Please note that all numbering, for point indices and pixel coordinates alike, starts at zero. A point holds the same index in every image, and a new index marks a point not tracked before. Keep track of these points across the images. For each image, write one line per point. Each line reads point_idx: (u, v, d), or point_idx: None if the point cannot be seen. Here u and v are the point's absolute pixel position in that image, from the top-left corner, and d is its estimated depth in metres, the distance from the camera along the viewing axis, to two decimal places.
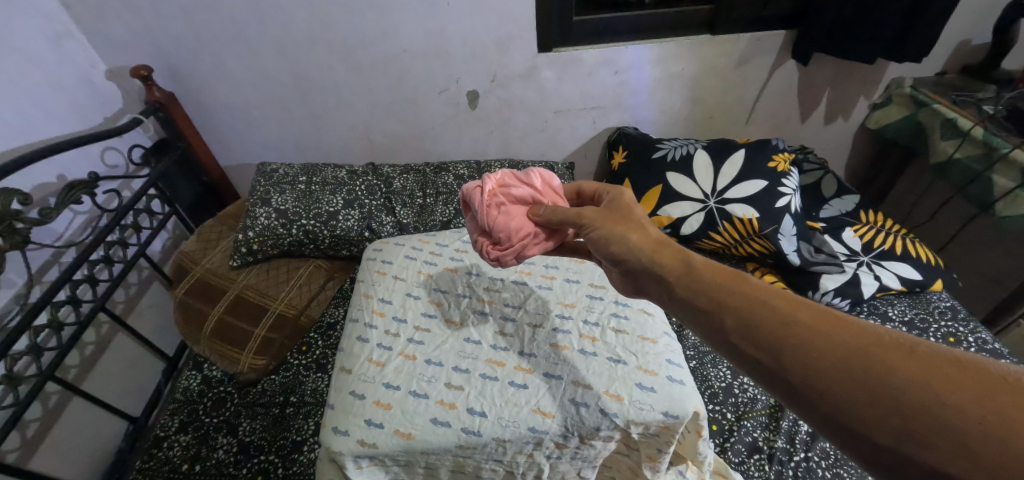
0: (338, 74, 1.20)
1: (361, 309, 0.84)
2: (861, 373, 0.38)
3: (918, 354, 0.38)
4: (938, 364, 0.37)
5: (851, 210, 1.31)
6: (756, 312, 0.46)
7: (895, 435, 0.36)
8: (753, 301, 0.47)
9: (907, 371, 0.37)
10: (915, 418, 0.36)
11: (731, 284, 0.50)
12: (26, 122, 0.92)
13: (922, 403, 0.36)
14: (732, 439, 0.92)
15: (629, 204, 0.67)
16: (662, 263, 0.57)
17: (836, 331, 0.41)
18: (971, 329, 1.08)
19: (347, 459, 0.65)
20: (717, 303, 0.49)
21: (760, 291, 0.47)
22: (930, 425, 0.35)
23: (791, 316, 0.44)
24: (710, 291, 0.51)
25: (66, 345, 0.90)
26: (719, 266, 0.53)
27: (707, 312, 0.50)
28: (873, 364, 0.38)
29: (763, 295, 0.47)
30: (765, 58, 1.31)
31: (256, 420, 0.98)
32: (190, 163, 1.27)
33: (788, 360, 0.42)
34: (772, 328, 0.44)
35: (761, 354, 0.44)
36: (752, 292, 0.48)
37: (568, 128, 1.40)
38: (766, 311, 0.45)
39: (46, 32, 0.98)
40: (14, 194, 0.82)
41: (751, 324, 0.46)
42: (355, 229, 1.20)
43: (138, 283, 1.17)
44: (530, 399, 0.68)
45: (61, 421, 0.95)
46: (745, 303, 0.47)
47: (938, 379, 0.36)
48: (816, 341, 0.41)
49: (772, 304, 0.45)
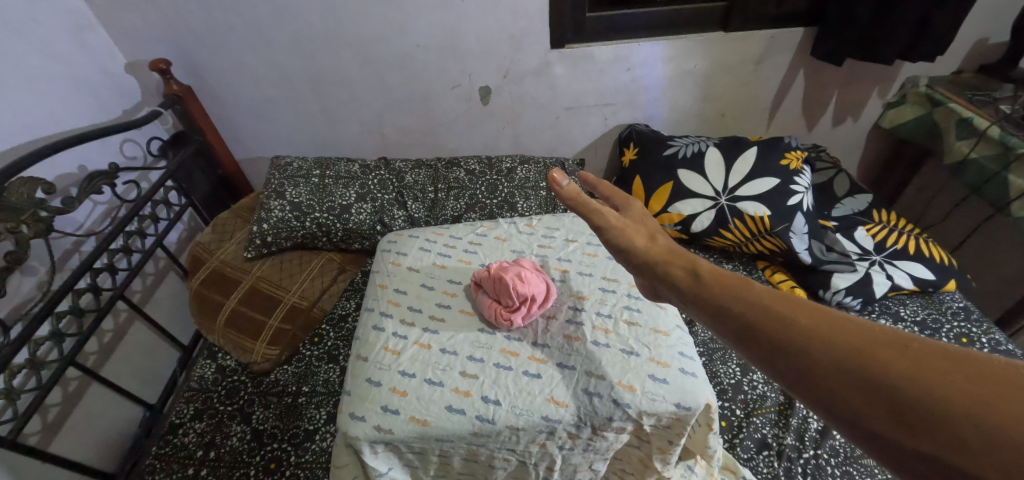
0: (352, 70, 1.21)
1: (376, 298, 0.85)
2: (856, 371, 0.37)
3: (912, 351, 0.36)
4: (933, 361, 0.35)
5: (864, 209, 1.31)
6: (754, 314, 0.45)
7: (898, 433, 0.34)
8: (755, 305, 0.46)
9: (898, 368, 0.36)
10: (911, 413, 0.34)
11: (732, 288, 0.49)
12: (51, 114, 0.94)
13: (920, 400, 0.34)
14: (741, 435, 0.92)
15: (643, 215, 0.69)
16: (673, 275, 0.57)
17: (833, 332, 0.40)
18: (984, 330, 1.07)
19: (363, 443, 0.65)
20: (721, 309, 0.49)
21: (763, 295, 0.46)
22: (930, 420, 0.33)
23: (789, 318, 0.43)
24: (715, 299, 0.50)
25: (86, 332, 0.92)
26: (724, 273, 0.52)
27: (714, 317, 0.50)
28: (865, 362, 0.37)
29: (764, 299, 0.46)
30: (779, 56, 1.31)
31: (269, 409, 1.00)
32: (205, 155, 1.29)
33: (786, 361, 0.41)
34: (769, 330, 0.43)
35: (763, 351, 0.43)
36: (752, 296, 0.47)
37: (578, 124, 1.40)
38: (764, 313, 0.45)
39: (69, 25, 1.00)
40: (39, 184, 0.84)
41: (754, 326, 0.45)
42: (367, 223, 1.22)
43: (154, 273, 1.20)
44: (544, 388, 0.69)
45: (81, 406, 0.98)
46: (746, 307, 0.46)
47: (934, 376, 0.34)
48: (815, 342, 0.40)
49: (768, 306, 0.45)
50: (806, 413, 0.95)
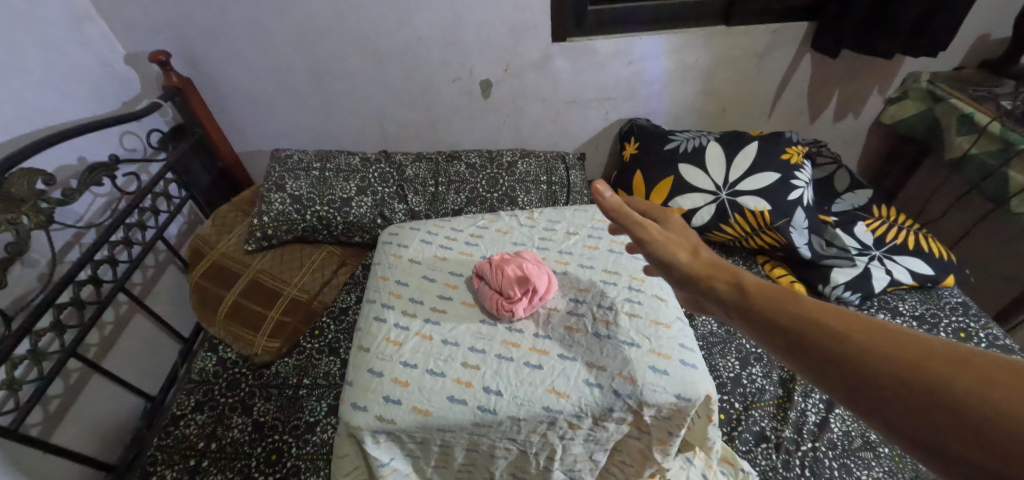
0: (352, 62, 1.21)
1: (377, 290, 0.86)
2: (913, 383, 0.36)
3: (974, 365, 0.35)
4: (998, 374, 0.34)
5: (864, 205, 1.31)
6: (804, 327, 0.45)
7: (963, 448, 0.34)
8: (803, 317, 0.45)
9: (960, 382, 0.35)
10: (974, 428, 0.33)
11: (779, 301, 0.49)
12: (50, 105, 0.94)
13: (983, 413, 0.33)
14: (740, 428, 0.93)
15: (684, 229, 0.69)
16: (715, 287, 0.57)
17: (889, 348, 0.39)
18: (982, 324, 1.08)
19: (365, 433, 0.66)
20: (768, 322, 0.49)
21: (812, 306, 0.46)
22: (995, 435, 0.32)
23: (841, 330, 0.42)
24: (761, 311, 0.50)
25: (87, 324, 0.92)
26: (769, 286, 0.52)
27: (761, 331, 0.49)
28: (924, 375, 0.36)
29: (814, 310, 0.45)
30: (781, 50, 1.31)
31: (270, 401, 1.00)
32: (205, 147, 1.29)
33: (840, 374, 0.41)
34: (821, 342, 0.43)
35: (815, 363, 0.43)
36: (799, 308, 0.47)
37: (579, 118, 1.40)
38: (813, 324, 0.44)
39: (67, 16, 0.99)
40: (39, 175, 0.84)
41: (803, 341, 0.44)
42: (367, 216, 1.22)
43: (155, 266, 1.20)
44: (545, 379, 0.69)
45: (82, 397, 0.98)
46: (794, 319, 0.46)
47: (999, 389, 0.33)
48: (870, 358, 0.39)
49: (818, 318, 0.44)
50: (804, 407, 0.95)
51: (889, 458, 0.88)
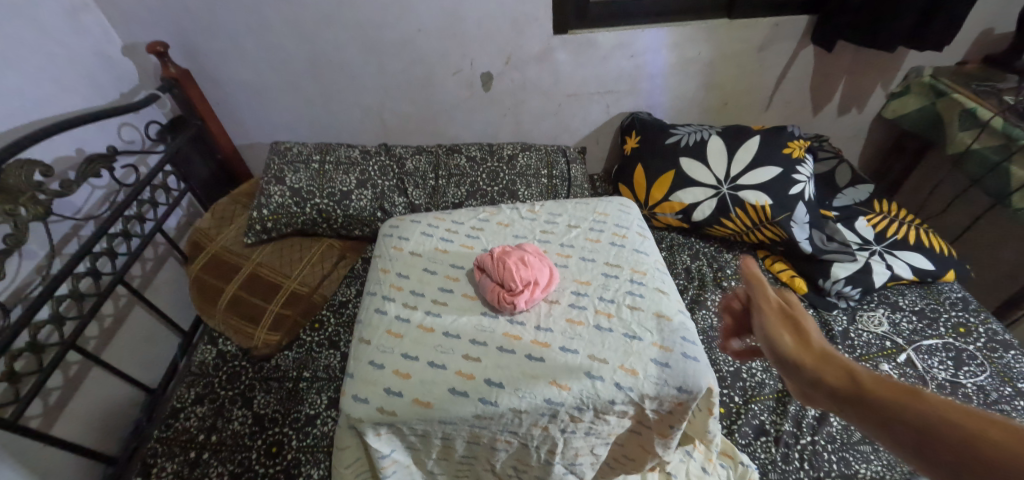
0: (352, 54, 1.20)
1: (378, 282, 0.85)
2: None
3: None
4: None
5: (865, 199, 1.31)
6: (942, 433, 0.40)
7: None
8: (938, 421, 0.41)
9: None
10: None
11: (901, 398, 0.44)
12: (48, 96, 0.93)
13: None
14: (739, 421, 0.93)
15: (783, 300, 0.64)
16: (819, 375, 0.51)
17: None
18: (982, 319, 1.08)
19: (367, 425, 0.66)
20: (892, 423, 0.43)
21: (944, 407, 0.41)
22: None
23: (990, 438, 0.37)
24: (880, 407, 0.45)
25: (86, 316, 0.92)
26: (886, 380, 0.47)
27: (883, 430, 0.44)
28: None
29: (951, 412, 0.41)
30: (783, 44, 1.30)
31: (270, 394, 1.00)
32: (204, 140, 1.28)
33: None
34: (970, 453, 0.38)
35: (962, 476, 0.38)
36: (932, 409, 0.42)
37: (580, 112, 1.39)
38: (955, 431, 0.39)
39: (64, 5, 0.98)
40: (37, 166, 0.83)
41: (944, 448, 0.39)
42: (367, 209, 1.21)
43: (153, 259, 1.19)
44: (547, 371, 0.69)
45: (82, 390, 0.98)
46: (926, 421, 0.41)
47: None
48: None
49: (961, 425, 0.39)
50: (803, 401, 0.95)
51: (888, 453, 0.88)
